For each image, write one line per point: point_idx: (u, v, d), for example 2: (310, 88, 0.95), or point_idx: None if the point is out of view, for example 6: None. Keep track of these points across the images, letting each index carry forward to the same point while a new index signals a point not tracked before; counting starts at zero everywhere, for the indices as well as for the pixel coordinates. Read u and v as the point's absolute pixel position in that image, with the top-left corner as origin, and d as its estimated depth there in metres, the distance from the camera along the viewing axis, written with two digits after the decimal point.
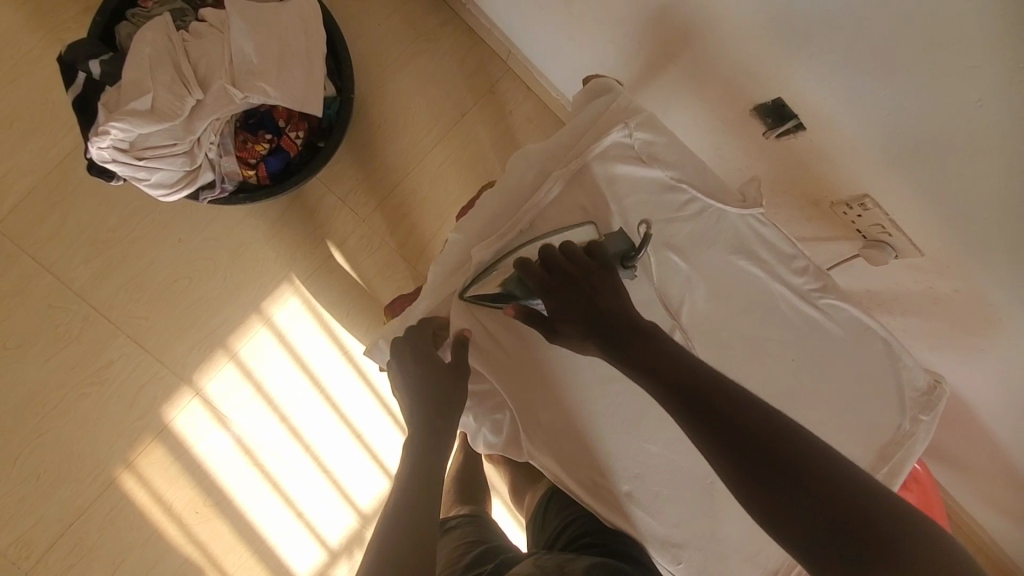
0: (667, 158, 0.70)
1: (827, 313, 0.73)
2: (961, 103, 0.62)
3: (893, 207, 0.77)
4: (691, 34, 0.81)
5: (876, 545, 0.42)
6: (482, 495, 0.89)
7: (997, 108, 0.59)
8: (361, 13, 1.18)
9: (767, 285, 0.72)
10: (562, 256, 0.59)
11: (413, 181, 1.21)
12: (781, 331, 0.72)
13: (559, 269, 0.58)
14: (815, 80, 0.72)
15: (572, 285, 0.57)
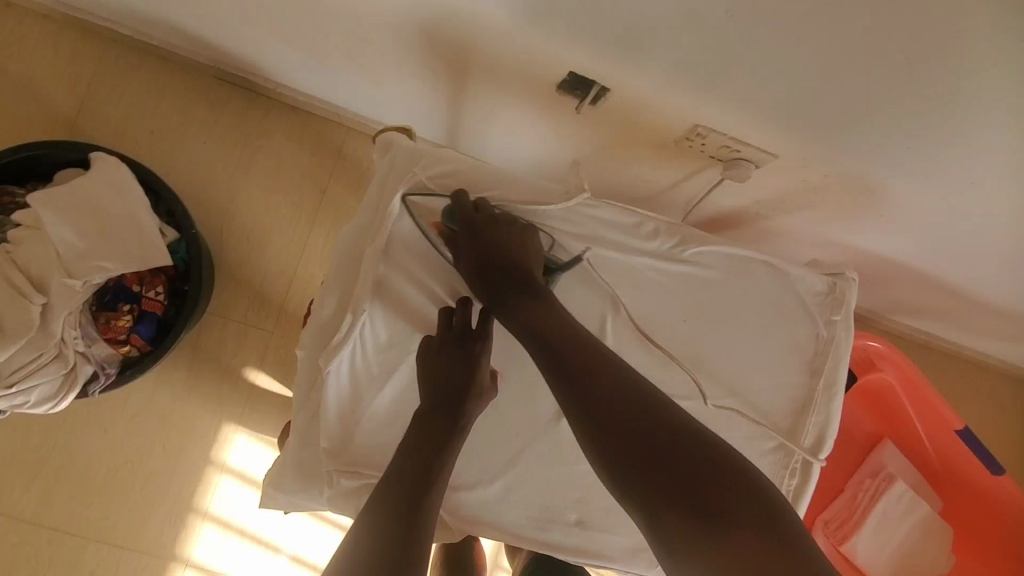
0: (471, 184, 0.66)
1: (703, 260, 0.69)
2: (712, 18, 0.58)
3: (726, 128, 0.75)
4: (465, 45, 0.77)
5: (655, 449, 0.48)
6: (472, 564, 0.88)
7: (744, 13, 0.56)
8: (184, 144, 1.16)
9: (625, 261, 0.69)
10: (486, 209, 0.63)
11: (304, 275, 1.19)
12: (657, 297, 0.70)
13: (481, 215, 0.62)
14: (587, 49, 0.68)
15: (492, 240, 0.61)
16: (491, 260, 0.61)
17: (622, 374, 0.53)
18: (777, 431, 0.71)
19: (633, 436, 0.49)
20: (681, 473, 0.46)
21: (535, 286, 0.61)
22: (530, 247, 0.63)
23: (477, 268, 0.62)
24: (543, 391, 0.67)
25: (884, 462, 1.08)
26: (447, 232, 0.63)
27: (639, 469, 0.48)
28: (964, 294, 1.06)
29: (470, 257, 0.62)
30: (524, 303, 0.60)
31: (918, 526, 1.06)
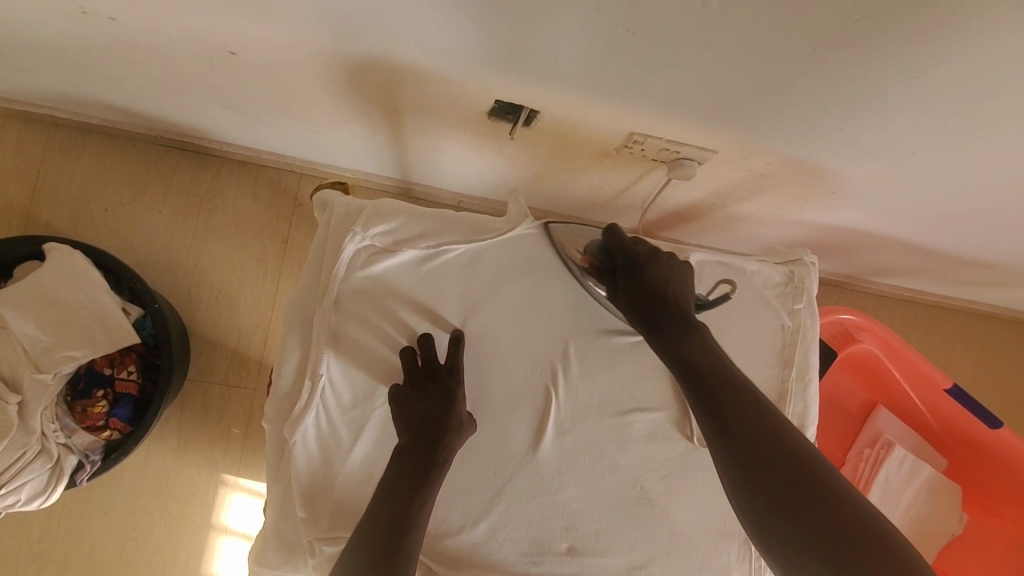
0: (413, 233, 0.63)
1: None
2: (617, 40, 0.57)
3: (661, 132, 0.75)
4: (391, 88, 0.77)
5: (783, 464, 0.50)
6: None
7: (646, 30, 0.55)
8: (141, 216, 1.16)
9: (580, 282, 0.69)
10: (641, 244, 0.66)
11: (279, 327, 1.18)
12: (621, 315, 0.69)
13: (639, 249, 0.65)
14: (507, 79, 0.68)
15: (646, 276, 0.63)
16: (637, 294, 0.63)
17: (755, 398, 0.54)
18: None
19: (781, 474, 0.49)
20: (818, 514, 0.47)
21: (689, 320, 0.61)
22: (687, 287, 0.64)
23: (627, 297, 0.64)
24: (514, 424, 0.67)
25: (880, 430, 1.09)
26: (594, 264, 0.67)
27: (782, 508, 0.48)
28: (930, 250, 1.07)
29: (625, 286, 0.65)
30: (669, 335, 0.60)
31: (923, 488, 1.06)
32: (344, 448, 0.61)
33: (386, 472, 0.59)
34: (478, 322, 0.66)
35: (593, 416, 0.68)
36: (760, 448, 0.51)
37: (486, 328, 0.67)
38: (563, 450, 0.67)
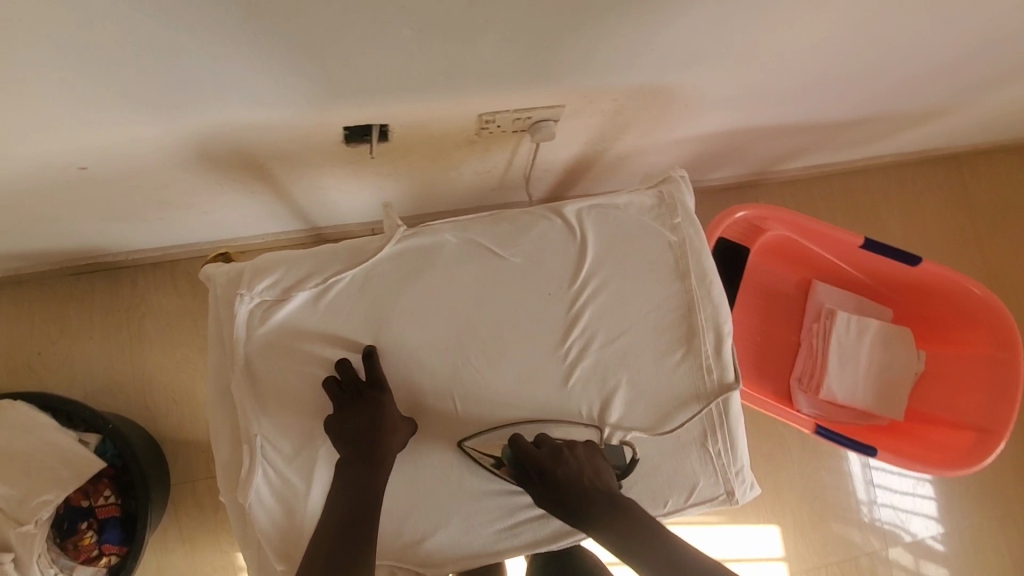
0: (296, 277, 0.66)
1: (540, 231, 0.71)
2: (411, 37, 0.60)
3: (504, 105, 0.78)
4: (245, 151, 0.79)
5: None
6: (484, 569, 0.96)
7: (431, 20, 0.58)
8: (75, 347, 1.17)
9: (476, 267, 0.70)
10: (544, 447, 0.65)
11: None
12: (525, 286, 0.71)
13: (543, 452, 0.65)
14: (340, 104, 0.71)
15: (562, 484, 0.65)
16: (560, 496, 0.65)
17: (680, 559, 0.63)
18: (679, 340, 0.74)
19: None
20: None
21: (615, 505, 0.64)
22: (606, 473, 0.67)
23: (552, 502, 0.65)
24: (457, 417, 0.69)
25: (820, 302, 1.15)
26: (510, 470, 0.67)
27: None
28: (809, 125, 1.12)
29: (546, 495, 0.65)
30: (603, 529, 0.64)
31: (876, 342, 1.11)
32: (300, 496, 0.63)
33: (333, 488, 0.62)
34: (388, 336, 0.68)
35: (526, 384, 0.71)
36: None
37: (402, 342, 0.68)
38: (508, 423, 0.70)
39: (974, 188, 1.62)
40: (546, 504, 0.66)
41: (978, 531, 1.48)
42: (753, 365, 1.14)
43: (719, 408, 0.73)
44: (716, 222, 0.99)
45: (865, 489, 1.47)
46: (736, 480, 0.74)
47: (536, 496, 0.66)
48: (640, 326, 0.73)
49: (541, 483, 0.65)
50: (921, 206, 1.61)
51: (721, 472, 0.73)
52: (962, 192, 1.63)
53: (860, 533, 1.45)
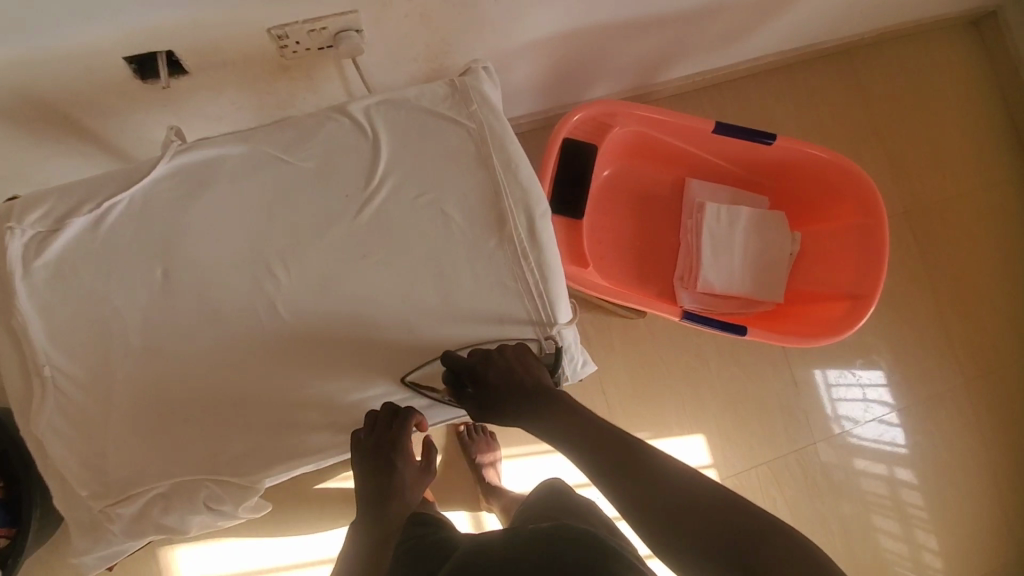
0: (69, 205, 0.65)
1: (327, 136, 0.71)
2: None
3: (288, 14, 0.75)
4: (35, 99, 0.77)
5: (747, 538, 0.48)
6: None
7: None
8: None
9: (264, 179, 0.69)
10: (479, 355, 0.67)
11: None
12: (317, 191, 0.70)
13: (476, 358, 0.67)
14: (98, 27, 0.68)
15: (495, 381, 0.66)
16: (502, 398, 0.66)
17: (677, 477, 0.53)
18: (490, 227, 0.73)
19: (671, 509, 0.51)
20: (711, 536, 0.49)
21: (551, 402, 0.64)
22: (535, 372, 0.66)
23: (490, 404, 0.66)
24: (261, 330, 0.67)
25: (693, 198, 1.14)
26: (451, 391, 0.69)
27: (679, 531, 0.50)
28: (656, 18, 1.10)
29: (482, 397, 0.67)
30: (539, 422, 0.63)
31: (749, 228, 1.10)
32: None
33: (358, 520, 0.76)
34: (176, 254, 0.66)
35: (333, 287, 0.69)
36: (669, 499, 0.52)
37: (191, 261, 0.67)
38: (317, 330, 0.68)
39: (869, 75, 1.62)
40: (487, 410, 0.67)
41: (905, 414, 1.51)
42: (634, 269, 1.13)
43: (539, 288, 0.72)
44: (559, 124, 0.96)
45: (830, 405, 1.48)
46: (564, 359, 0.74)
47: (475, 402, 0.68)
48: (446, 218, 0.72)
49: (479, 389, 0.67)
50: (818, 99, 1.60)
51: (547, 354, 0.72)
52: (857, 85, 1.62)
53: (788, 431, 1.46)
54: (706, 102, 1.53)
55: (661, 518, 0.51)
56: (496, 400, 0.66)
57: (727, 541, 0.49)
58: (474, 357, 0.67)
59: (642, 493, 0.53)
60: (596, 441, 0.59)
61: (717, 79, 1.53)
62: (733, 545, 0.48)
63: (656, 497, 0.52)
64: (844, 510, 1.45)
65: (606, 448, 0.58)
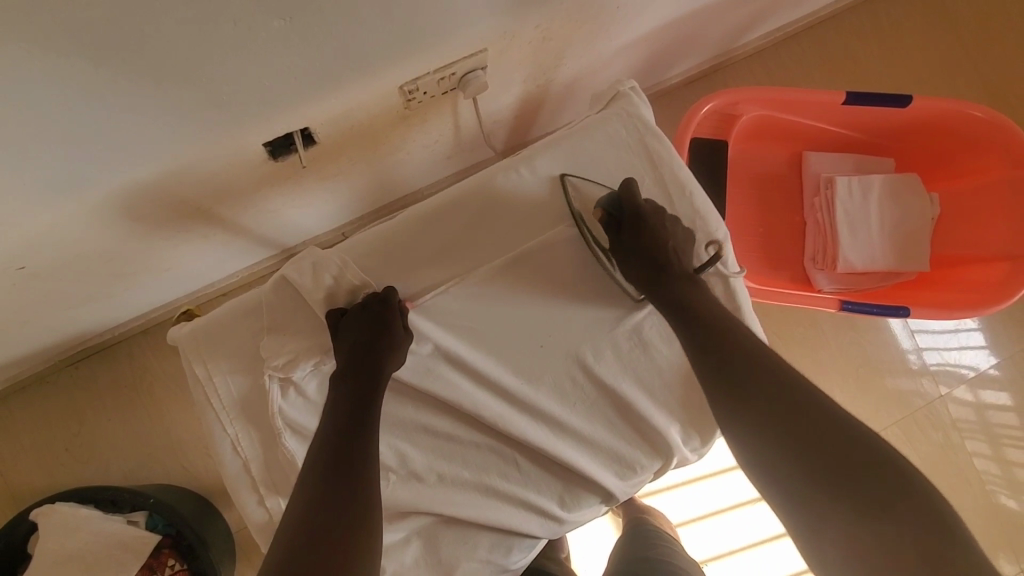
0: (260, 316, 0.63)
1: (511, 263, 0.67)
2: (285, 30, 0.55)
3: (421, 68, 0.71)
4: (175, 197, 0.73)
5: (849, 443, 0.51)
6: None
7: (301, 6, 0.53)
8: (94, 437, 1.15)
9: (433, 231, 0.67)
10: (650, 207, 0.65)
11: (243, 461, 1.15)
12: (507, 293, 0.67)
13: (648, 207, 0.65)
14: (248, 120, 0.65)
15: (651, 235, 0.64)
16: (645, 252, 0.64)
17: (791, 388, 0.55)
18: (674, 261, 0.70)
19: (794, 427, 0.53)
20: (808, 434, 0.52)
21: (688, 285, 0.64)
22: (687, 249, 0.66)
23: (635, 254, 0.64)
24: (472, 412, 0.66)
25: (816, 172, 1.08)
26: (603, 219, 0.66)
27: (800, 451, 0.52)
28: None
29: (630, 242, 0.65)
30: (665, 293, 0.63)
31: (884, 198, 1.04)
32: None
33: (294, 488, 0.52)
34: None
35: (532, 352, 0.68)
36: (787, 401, 0.54)
37: (405, 378, 0.64)
38: (523, 400, 0.67)
39: None
40: (627, 259, 0.65)
41: None
42: (764, 260, 1.08)
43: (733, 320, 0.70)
44: (687, 120, 0.92)
45: (906, 335, 1.28)
46: None
47: (615, 250, 0.66)
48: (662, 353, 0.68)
49: (628, 237, 0.65)
50: (953, 18, 1.36)
51: None
52: None
53: (907, 385, 1.26)
54: (816, 43, 1.35)
55: (762, 405, 0.55)
56: (636, 260, 0.65)
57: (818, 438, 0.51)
58: (640, 206, 0.65)
59: (754, 414, 0.55)
60: (723, 339, 0.59)
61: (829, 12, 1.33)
62: (829, 440, 0.51)
63: (755, 396, 0.55)
64: (962, 451, 1.26)
65: (713, 345, 0.59)
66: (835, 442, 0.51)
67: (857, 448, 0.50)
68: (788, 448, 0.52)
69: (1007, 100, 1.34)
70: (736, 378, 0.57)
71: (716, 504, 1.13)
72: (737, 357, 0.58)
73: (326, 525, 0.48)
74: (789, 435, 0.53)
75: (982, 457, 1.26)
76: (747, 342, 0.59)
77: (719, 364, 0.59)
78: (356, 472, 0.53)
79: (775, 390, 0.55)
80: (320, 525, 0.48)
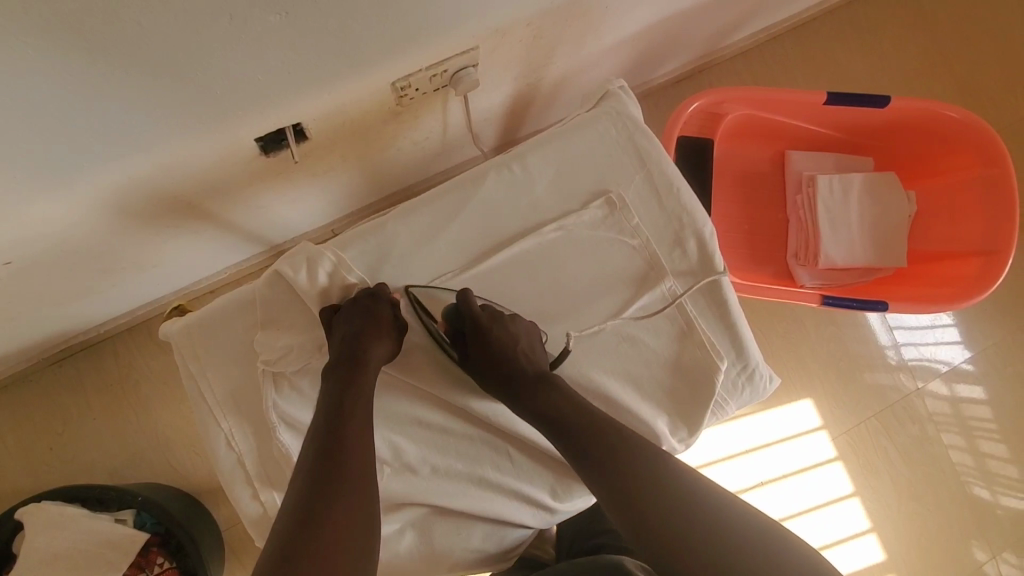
0: (253, 310, 0.63)
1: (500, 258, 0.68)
2: (281, 26, 0.55)
3: (414, 65, 0.71)
4: (165, 192, 0.73)
5: (711, 521, 0.52)
6: None
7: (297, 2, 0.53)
8: (79, 435, 1.14)
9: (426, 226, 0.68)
10: (488, 313, 0.65)
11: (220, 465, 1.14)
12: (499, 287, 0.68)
13: (486, 315, 0.64)
14: (242, 115, 0.65)
15: (497, 343, 0.64)
16: (491, 364, 0.64)
17: (660, 469, 0.56)
18: (661, 256, 0.71)
19: (654, 516, 0.53)
20: (671, 519, 0.52)
21: (547, 387, 0.63)
22: (534, 347, 0.66)
23: (485, 366, 0.64)
24: (465, 405, 0.67)
25: (799, 170, 1.10)
26: (448, 331, 0.65)
27: (665, 529, 0.52)
28: None
29: (474, 359, 0.65)
30: (524, 400, 0.63)
31: (863, 195, 1.07)
32: None
33: (291, 480, 0.52)
34: None
35: None
36: (652, 487, 0.55)
37: (398, 372, 0.65)
38: None
39: None
40: (476, 372, 0.65)
41: (1009, 341, 1.32)
42: (748, 256, 1.10)
43: (719, 313, 0.72)
44: (674, 118, 0.94)
45: (885, 330, 1.32)
46: (728, 399, 0.73)
47: (465, 364, 0.65)
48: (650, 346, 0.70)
49: (476, 347, 0.64)
50: (930, 21, 1.40)
51: (748, 375, 0.73)
52: None
53: (885, 378, 1.30)
54: (799, 43, 1.37)
55: (626, 496, 0.55)
56: (489, 371, 0.64)
57: (680, 523, 0.52)
58: (480, 312, 0.64)
59: (632, 502, 0.54)
60: (590, 429, 0.60)
61: (811, 14, 1.36)
62: (692, 520, 0.52)
63: (618, 491, 0.56)
64: (937, 442, 1.30)
65: (582, 432, 0.60)
66: (697, 522, 0.52)
67: (718, 531, 0.51)
68: (650, 536, 0.52)
69: (981, 101, 1.39)
70: (608, 457, 0.58)
71: None
72: (608, 436, 0.59)
73: (324, 511, 0.49)
74: (650, 521, 0.53)
75: (956, 449, 1.30)
76: (614, 426, 0.60)
77: (591, 446, 0.59)
78: (352, 460, 0.53)
79: (642, 470, 0.56)
80: (317, 511, 0.49)
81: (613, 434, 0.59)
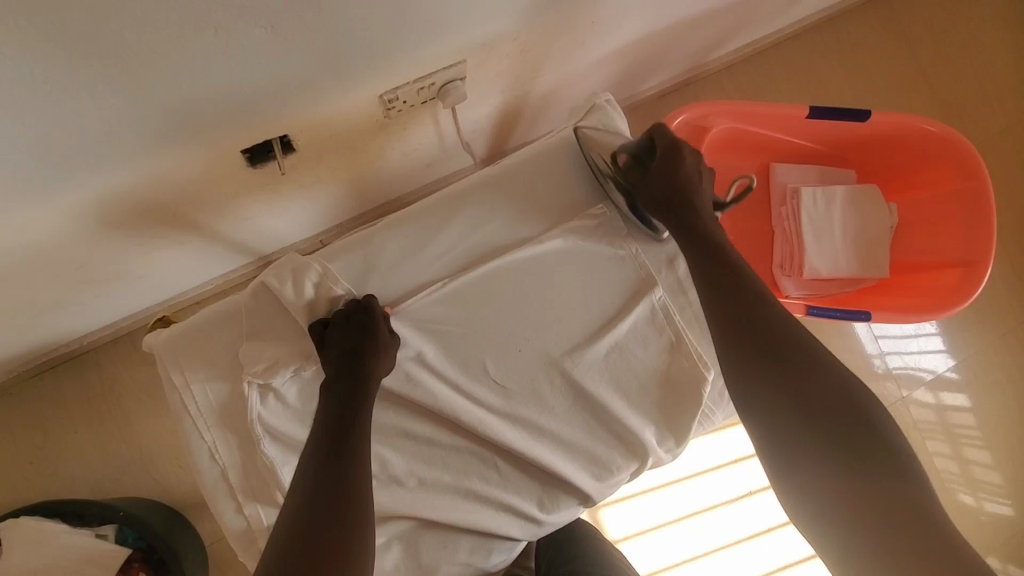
0: (239, 323, 0.63)
1: (489, 268, 0.69)
2: (267, 39, 0.55)
3: (401, 77, 0.72)
4: (151, 202, 0.73)
5: (832, 389, 0.54)
6: None
7: (283, 15, 0.54)
8: (61, 449, 1.11)
9: (414, 236, 0.68)
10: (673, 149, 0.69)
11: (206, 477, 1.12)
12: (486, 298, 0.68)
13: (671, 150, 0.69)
14: (228, 126, 0.65)
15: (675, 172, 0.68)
16: (666, 188, 0.67)
17: (789, 331, 0.58)
18: (646, 266, 0.72)
19: (779, 365, 0.56)
20: (797, 370, 0.55)
21: (705, 219, 0.67)
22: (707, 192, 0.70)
23: (654, 192, 0.68)
24: (451, 416, 0.67)
25: (783, 182, 1.12)
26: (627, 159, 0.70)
27: (787, 378, 0.55)
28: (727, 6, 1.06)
29: (650, 184, 0.68)
30: (684, 223, 0.66)
31: (847, 207, 1.09)
32: None
33: (287, 494, 0.52)
34: None
35: (511, 356, 0.69)
36: (784, 340, 0.57)
37: (384, 383, 0.65)
38: (502, 403, 0.68)
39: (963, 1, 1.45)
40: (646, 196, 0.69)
41: (990, 349, 1.34)
42: None
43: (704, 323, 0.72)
44: None
45: (870, 339, 1.33)
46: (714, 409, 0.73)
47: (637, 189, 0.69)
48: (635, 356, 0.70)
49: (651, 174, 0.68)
50: (909, 36, 1.43)
51: None
52: (951, 13, 1.44)
53: (871, 386, 1.32)
54: (783, 58, 1.40)
55: (757, 339, 0.58)
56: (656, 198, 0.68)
57: (802, 377, 0.55)
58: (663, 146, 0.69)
59: (761, 349, 0.57)
60: (725, 271, 0.63)
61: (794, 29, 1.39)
62: (811, 380, 0.54)
63: (747, 334, 0.59)
64: (923, 449, 1.31)
65: (719, 275, 0.63)
66: (816, 383, 0.54)
67: (836, 394, 0.53)
68: (770, 378, 0.56)
69: (959, 114, 1.42)
70: (739, 309, 0.60)
71: (670, 514, 1.14)
72: (744, 289, 0.62)
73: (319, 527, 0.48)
74: (775, 366, 0.56)
75: (942, 455, 1.32)
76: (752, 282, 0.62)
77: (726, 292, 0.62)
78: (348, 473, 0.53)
79: (776, 329, 0.58)
80: (317, 523, 0.48)
81: (750, 290, 0.62)
